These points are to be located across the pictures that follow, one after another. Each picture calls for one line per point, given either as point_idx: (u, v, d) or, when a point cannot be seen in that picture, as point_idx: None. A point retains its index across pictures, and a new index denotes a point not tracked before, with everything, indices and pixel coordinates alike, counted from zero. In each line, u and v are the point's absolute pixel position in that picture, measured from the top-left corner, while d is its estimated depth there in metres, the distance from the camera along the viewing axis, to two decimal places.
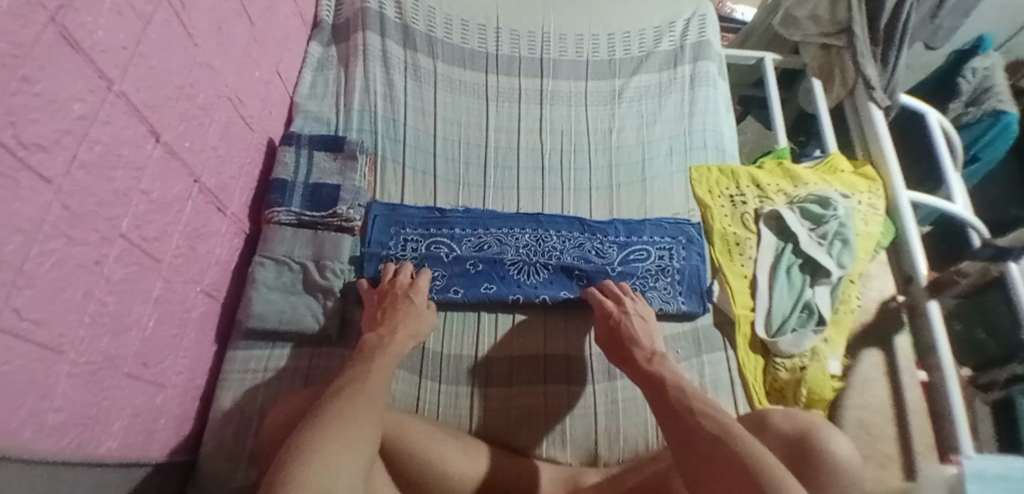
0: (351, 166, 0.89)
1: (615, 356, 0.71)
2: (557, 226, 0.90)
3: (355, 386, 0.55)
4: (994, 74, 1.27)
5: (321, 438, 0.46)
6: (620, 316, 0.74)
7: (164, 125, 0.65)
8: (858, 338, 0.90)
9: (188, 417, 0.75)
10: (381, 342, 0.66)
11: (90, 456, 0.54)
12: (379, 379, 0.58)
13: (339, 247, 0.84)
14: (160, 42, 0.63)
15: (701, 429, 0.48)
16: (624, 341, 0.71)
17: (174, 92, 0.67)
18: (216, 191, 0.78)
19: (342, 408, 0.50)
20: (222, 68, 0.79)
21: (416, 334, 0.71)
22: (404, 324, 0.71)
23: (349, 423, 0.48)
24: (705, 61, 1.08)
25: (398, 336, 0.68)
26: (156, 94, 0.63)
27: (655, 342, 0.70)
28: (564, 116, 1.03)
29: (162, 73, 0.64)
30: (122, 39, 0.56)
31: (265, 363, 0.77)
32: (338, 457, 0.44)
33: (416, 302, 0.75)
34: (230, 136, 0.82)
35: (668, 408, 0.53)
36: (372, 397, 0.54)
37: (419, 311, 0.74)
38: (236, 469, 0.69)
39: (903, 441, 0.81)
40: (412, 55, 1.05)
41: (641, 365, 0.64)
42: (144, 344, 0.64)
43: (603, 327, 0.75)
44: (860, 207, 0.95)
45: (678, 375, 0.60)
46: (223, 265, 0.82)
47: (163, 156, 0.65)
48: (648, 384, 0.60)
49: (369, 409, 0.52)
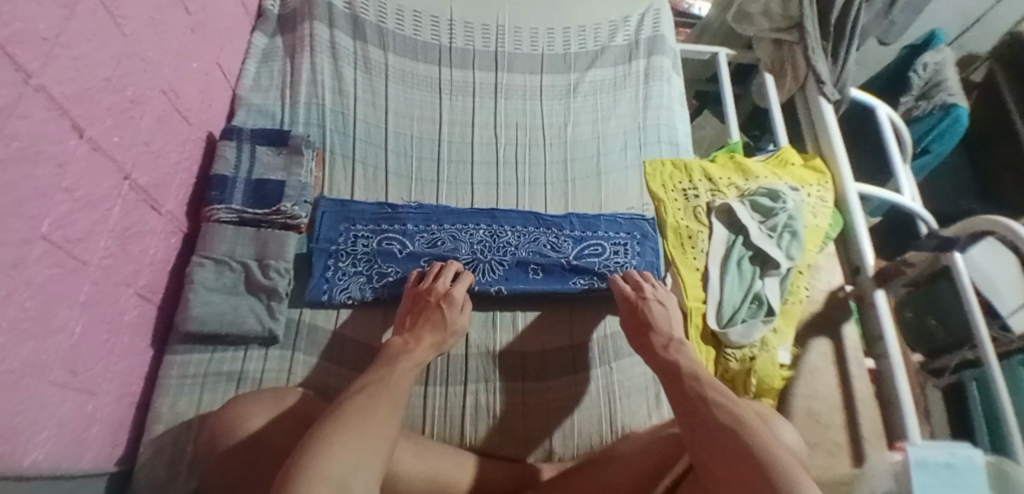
0: (296, 160, 0.86)
1: (634, 341, 0.71)
2: (512, 222, 0.89)
3: (380, 384, 0.56)
4: (945, 68, 1.32)
5: (341, 435, 0.47)
6: (647, 306, 0.73)
7: (89, 120, 0.61)
8: (808, 328, 0.92)
9: (124, 425, 0.71)
10: (405, 348, 0.64)
11: (20, 465, 0.50)
12: (401, 378, 0.59)
13: (285, 246, 0.80)
14: (84, 31, 0.59)
15: (705, 416, 0.50)
16: (646, 326, 0.71)
17: (101, 84, 0.63)
18: (149, 188, 0.75)
19: (364, 407, 0.51)
20: (155, 59, 0.75)
21: (441, 345, 0.69)
22: (431, 332, 0.68)
23: (370, 422, 0.49)
24: (659, 55, 1.08)
25: (422, 344, 0.66)
26: (80, 86, 0.59)
27: (679, 331, 0.70)
28: (519, 110, 1.02)
29: (87, 64, 0.60)
30: (42, 29, 0.52)
31: (206, 367, 0.73)
32: (354, 455, 0.46)
33: (451, 306, 0.72)
34: (165, 131, 0.78)
35: (680, 393, 0.55)
36: (393, 395, 0.55)
37: (450, 317, 0.71)
38: (176, 478, 0.64)
39: (851, 428, 0.83)
40: (362, 46, 1.03)
41: (658, 352, 0.65)
42: (72, 351, 0.60)
43: (625, 317, 0.74)
44: (810, 200, 0.97)
45: (693, 362, 0.61)
46: (159, 265, 0.78)
47: (88, 151, 0.61)
48: (663, 370, 0.62)
49: (392, 409, 0.53)
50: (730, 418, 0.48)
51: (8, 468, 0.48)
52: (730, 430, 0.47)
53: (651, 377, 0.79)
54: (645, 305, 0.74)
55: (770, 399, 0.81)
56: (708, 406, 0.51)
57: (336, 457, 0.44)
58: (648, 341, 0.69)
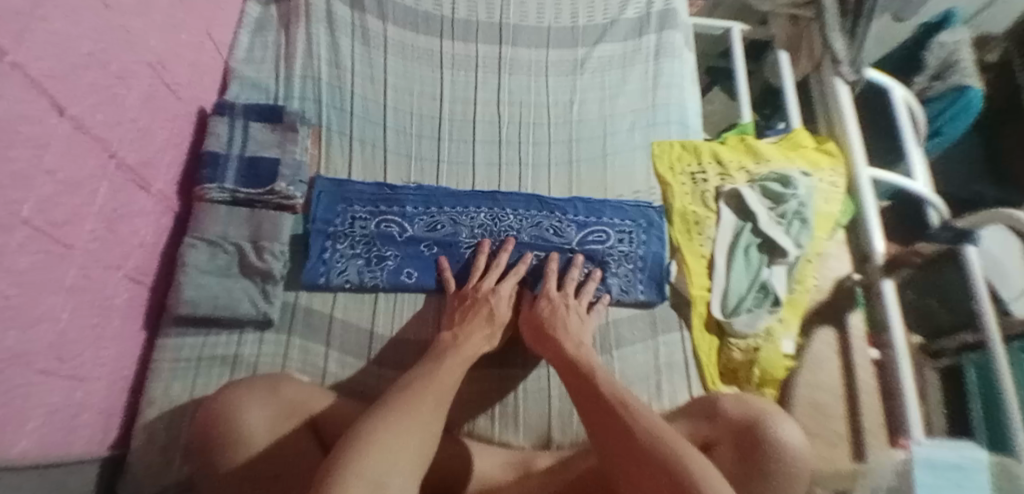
0: (291, 137, 0.83)
1: (537, 342, 0.70)
2: (514, 205, 0.86)
3: (426, 380, 0.56)
4: (962, 49, 1.26)
5: (392, 435, 0.46)
6: (548, 304, 0.74)
7: (71, 98, 0.58)
8: (814, 317, 0.90)
9: (116, 410, 0.70)
10: (454, 342, 0.66)
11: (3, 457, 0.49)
12: (449, 377, 0.58)
13: (279, 227, 0.78)
14: (63, 2, 0.55)
15: (620, 428, 0.49)
16: (545, 323, 0.71)
17: (83, 60, 0.59)
18: (137, 167, 0.71)
19: (411, 404, 0.51)
20: (141, 31, 0.71)
21: (493, 337, 0.70)
22: (479, 327, 0.70)
23: (414, 420, 0.49)
24: (672, 30, 1.03)
25: (472, 338, 0.67)
26: (60, 62, 0.55)
27: (579, 330, 0.71)
28: (523, 86, 0.98)
29: (67, 39, 0.57)
30: (16, 1, 0.48)
31: (199, 351, 0.72)
32: (397, 454, 0.45)
33: (499, 302, 0.74)
34: (154, 106, 0.75)
35: (596, 404, 0.54)
36: (440, 395, 0.55)
37: (498, 312, 0.73)
38: (170, 464, 0.64)
39: (851, 420, 0.83)
40: (360, 15, 0.97)
41: (564, 349, 0.65)
42: (59, 337, 0.58)
43: (526, 315, 0.74)
44: (821, 186, 0.94)
45: (598, 366, 0.60)
46: (150, 247, 0.76)
47: (71, 131, 0.58)
48: (574, 372, 0.60)
49: (438, 406, 0.53)
50: (648, 433, 0.48)
51: None
52: (652, 448, 0.46)
53: (652, 366, 0.77)
54: (548, 301, 0.75)
55: (771, 390, 0.80)
56: (625, 418, 0.50)
57: (377, 453, 0.44)
58: (551, 337, 0.68)
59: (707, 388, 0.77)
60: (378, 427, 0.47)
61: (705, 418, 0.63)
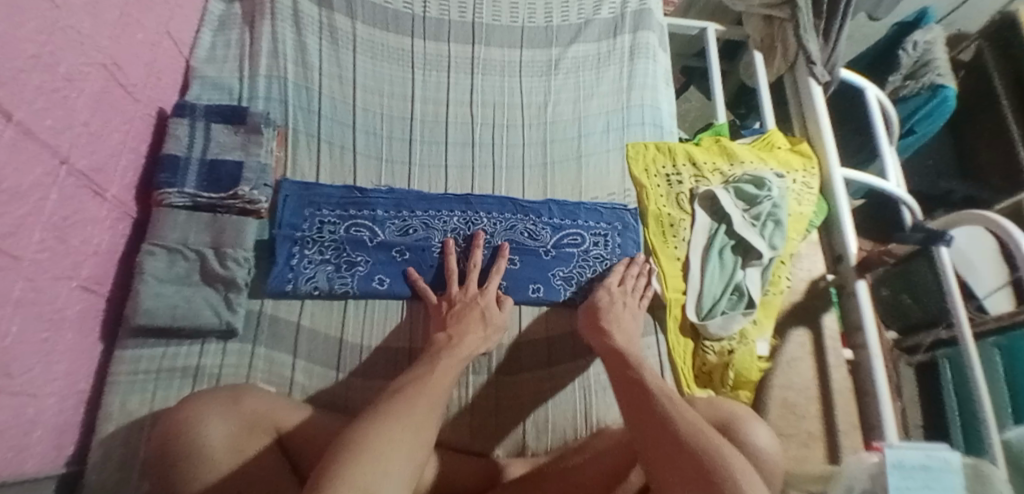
0: (255, 140, 0.80)
1: (588, 327, 0.70)
2: (487, 208, 0.85)
3: (416, 387, 0.52)
4: (935, 48, 1.28)
5: (383, 445, 0.42)
6: (607, 296, 0.74)
7: (16, 102, 0.55)
8: (787, 318, 0.91)
9: (69, 426, 0.67)
10: (450, 344, 0.63)
11: None
12: (444, 380, 0.55)
13: (242, 232, 0.75)
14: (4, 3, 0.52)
15: (659, 413, 0.49)
16: (601, 316, 0.71)
17: (28, 62, 0.56)
18: (90, 172, 0.68)
19: (400, 411, 0.47)
20: (92, 30, 0.68)
21: (488, 339, 0.68)
22: (473, 329, 0.67)
23: (406, 429, 0.45)
24: (646, 31, 1.03)
25: (467, 339, 0.65)
26: (3, 66, 0.52)
27: (634, 328, 0.70)
28: (497, 87, 0.96)
29: (11, 40, 0.54)
30: None
31: (158, 362, 0.69)
32: (387, 456, 0.41)
33: (490, 304, 0.72)
34: (107, 108, 0.71)
35: (635, 387, 0.54)
36: (434, 400, 0.51)
37: (492, 313, 0.71)
38: (127, 481, 0.62)
39: (827, 420, 0.83)
40: (328, 14, 0.95)
41: (614, 341, 0.65)
42: (8, 354, 0.55)
43: (585, 308, 0.73)
44: (794, 186, 0.94)
45: (645, 361, 0.60)
46: (104, 256, 0.72)
47: (17, 136, 0.55)
48: (616, 356, 0.62)
49: (429, 410, 0.49)
50: (688, 427, 0.47)
51: None
52: (693, 446, 0.45)
53: None
54: (605, 295, 0.75)
55: (746, 392, 0.80)
56: (672, 416, 0.49)
57: (366, 462, 0.39)
58: (603, 328, 0.68)
59: (683, 391, 0.77)
60: (368, 436, 0.42)
61: None
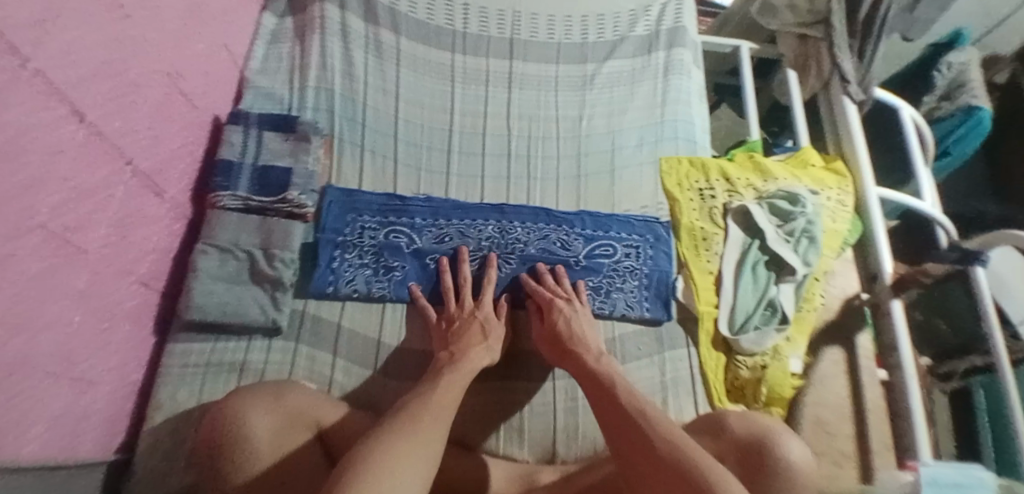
0: (303, 147, 0.84)
1: (555, 353, 0.70)
2: (521, 217, 0.87)
3: (421, 403, 0.54)
4: (971, 69, 1.26)
5: (385, 457, 0.43)
6: (563, 315, 0.73)
7: (88, 105, 0.59)
8: (821, 336, 0.90)
9: (121, 414, 0.70)
10: (452, 362, 0.65)
11: (6, 461, 0.49)
12: (451, 399, 0.57)
13: (289, 235, 0.79)
14: (82, 13, 0.57)
15: (642, 435, 0.49)
16: (564, 338, 0.70)
17: (100, 68, 0.61)
18: (152, 173, 0.73)
19: (408, 428, 0.49)
20: (158, 41, 0.73)
21: (491, 350, 0.70)
22: (474, 343, 0.69)
23: (413, 444, 0.46)
24: (680, 48, 1.05)
25: (469, 355, 0.67)
26: (79, 71, 0.57)
27: (596, 339, 0.71)
28: (532, 101, 0.99)
29: (86, 47, 0.58)
30: (39, 11, 0.49)
31: (207, 356, 0.73)
32: (406, 469, 0.43)
33: (488, 316, 0.74)
34: (168, 114, 0.76)
35: (616, 410, 0.54)
36: (438, 414, 0.53)
37: (491, 326, 0.72)
38: (173, 469, 0.64)
39: (860, 440, 0.82)
40: (374, 29, 0.99)
41: (583, 362, 0.65)
42: (69, 341, 0.59)
43: (541, 333, 0.73)
44: (829, 204, 0.94)
45: (617, 376, 0.60)
46: (161, 253, 0.76)
47: (87, 137, 0.59)
48: (589, 378, 0.61)
49: (435, 426, 0.51)
50: (669, 446, 0.47)
51: None
52: (673, 460, 0.45)
53: (657, 381, 0.77)
54: (558, 312, 0.74)
55: (779, 409, 0.80)
56: (657, 435, 0.49)
57: (384, 473, 0.41)
58: (570, 352, 0.68)
59: (715, 406, 0.77)
60: (384, 448, 0.44)
61: (709, 435, 0.62)
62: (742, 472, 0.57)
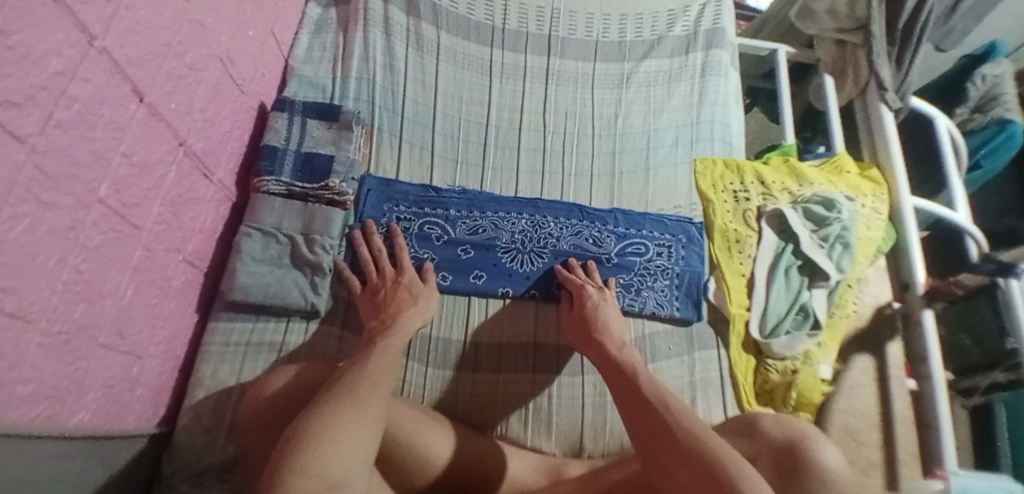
0: (345, 136, 0.85)
1: (580, 338, 0.70)
2: (555, 213, 0.88)
3: (359, 369, 0.52)
4: (1004, 82, 1.23)
5: (329, 430, 0.44)
6: (593, 297, 0.74)
7: (149, 85, 0.61)
8: (851, 344, 0.89)
9: (166, 388, 0.72)
10: (383, 328, 0.63)
11: (60, 428, 0.51)
12: (386, 363, 0.55)
13: (330, 221, 0.80)
14: None
15: (664, 425, 0.50)
16: (590, 323, 0.70)
17: (160, 49, 0.62)
18: (202, 155, 0.75)
19: (346, 398, 0.47)
20: (213, 25, 0.74)
21: (422, 309, 0.69)
22: (404, 307, 0.68)
23: (356, 415, 0.46)
24: (718, 49, 1.04)
25: (401, 319, 0.65)
26: (141, 51, 0.58)
27: (621, 328, 0.70)
28: (569, 97, 1.00)
29: (149, 28, 0.60)
30: None
31: (248, 336, 0.74)
32: (349, 447, 0.43)
33: (412, 282, 0.72)
34: (220, 99, 0.78)
35: (637, 399, 0.54)
36: (376, 379, 0.51)
37: (419, 289, 0.71)
38: (214, 443, 0.66)
39: (888, 449, 0.82)
40: (416, 22, 1.01)
41: (607, 351, 0.64)
42: (122, 313, 0.61)
43: (569, 319, 0.74)
44: (864, 211, 0.93)
45: (642, 368, 0.60)
46: (208, 234, 0.79)
47: (147, 116, 0.61)
48: (611, 366, 0.61)
49: (372, 392, 0.50)
50: (690, 436, 0.48)
51: (44, 424, 0.49)
52: (693, 448, 0.46)
53: (687, 381, 0.77)
54: (588, 296, 0.75)
55: (808, 414, 0.80)
56: (678, 425, 0.49)
57: (335, 448, 0.42)
58: (594, 338, 0.68)
59: (744, 409, 0.77)
60: (331, 423, 0.44)
61: (744, 436, 0.61)
62: (774, 475, 0.56)
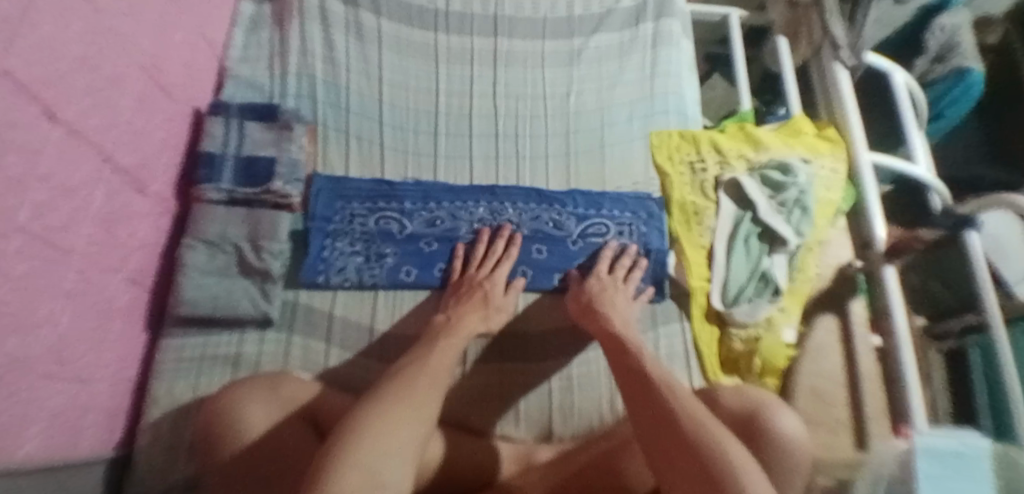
0: (286, 136, 0.83)
1: (578, 311, 0.72)
2: (513, 199, 0.86)
3: (399, 382, 0.51)
4: (961, 30, 1.21)
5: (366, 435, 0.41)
6: (596, 282, 0.75)
7: (62, 102, 0.57)
8: (815, 305, 0.90)
9: (121, 409, 0.70)
10: (445, 326, 0.66)
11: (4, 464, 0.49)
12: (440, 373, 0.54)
13: (277, 226, 0.78)
14: (52, 7, 0.54)
15: (658, 402, 0.49)
16: (592, 302, 0.71)
17: (73, 64, 0.59)
18: (133, 169, 0.71)
19: (388, 403, 0.46)
20: (134, 31, 0.71)
21: (488, 319, 0.71)
22: (475, 310, 0.70)
23: (415, 407, 0.47)
24: (669, 18, 1.02)
25: (466, 320, 0.68)
26: (50, 68, 0.55)
27: (625, 310, 0.71)
28: (520, 79, 0.97)
29: (59, 44, 0.56)
30: (7, 9, 0.47)
31: (201, 350, 0.72)
32: (395, 426, 0.44)
33: (495, 287, 0.74)
34: (147, 108, 0.74)
35: (637, 378, 0.53)
36: (433, 377, 0.53)
37: (495, 296, 0.73)
38: (176, 461, 0.65)
39: (854, 406, 0.83)
40: (355, 11, 0.97)
41: (610, 325, 0.65)
42: (60, 340, 0.58)
43: (573, 292, 0.75)
44: (822, 173, 0.94)
45: (646, 348, 0.59)
46: (149, 249, 0.76)
47: (64, 136, 0.57)
48: (608, 340, 0.62)
49: (431, 385, 0.51)
50: (683, 410, 0.47)
51: None
52: (686, 429, 0.45)
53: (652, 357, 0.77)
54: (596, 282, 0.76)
55: (773, 380, 0.79)
56: (667, 397, 0.49)
57: (369, 446, 0.40)
58: (596, 311, 0.69)
59: (708, 379, 0.77)
60: (360, 435, 0.41)
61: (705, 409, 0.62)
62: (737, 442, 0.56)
